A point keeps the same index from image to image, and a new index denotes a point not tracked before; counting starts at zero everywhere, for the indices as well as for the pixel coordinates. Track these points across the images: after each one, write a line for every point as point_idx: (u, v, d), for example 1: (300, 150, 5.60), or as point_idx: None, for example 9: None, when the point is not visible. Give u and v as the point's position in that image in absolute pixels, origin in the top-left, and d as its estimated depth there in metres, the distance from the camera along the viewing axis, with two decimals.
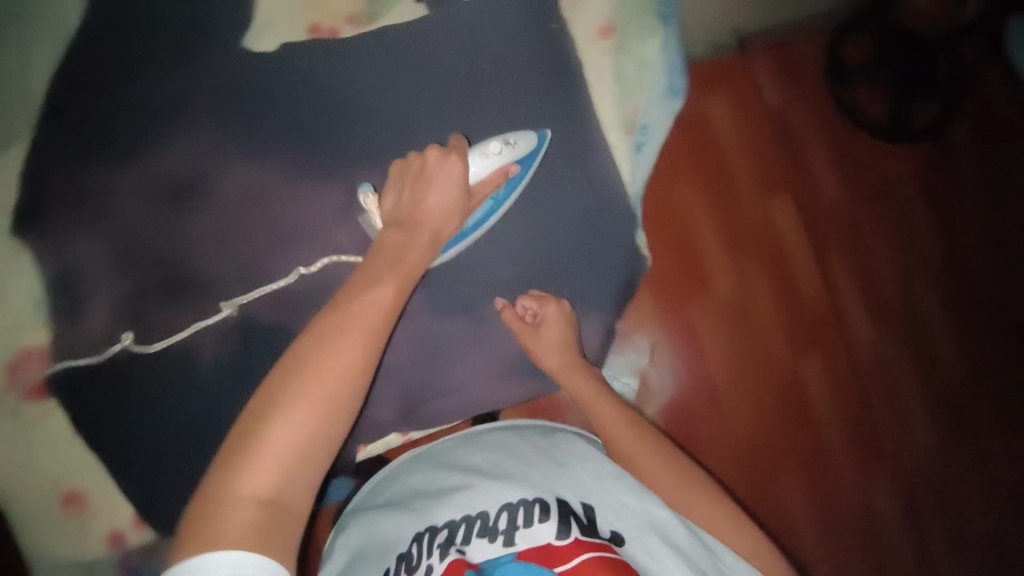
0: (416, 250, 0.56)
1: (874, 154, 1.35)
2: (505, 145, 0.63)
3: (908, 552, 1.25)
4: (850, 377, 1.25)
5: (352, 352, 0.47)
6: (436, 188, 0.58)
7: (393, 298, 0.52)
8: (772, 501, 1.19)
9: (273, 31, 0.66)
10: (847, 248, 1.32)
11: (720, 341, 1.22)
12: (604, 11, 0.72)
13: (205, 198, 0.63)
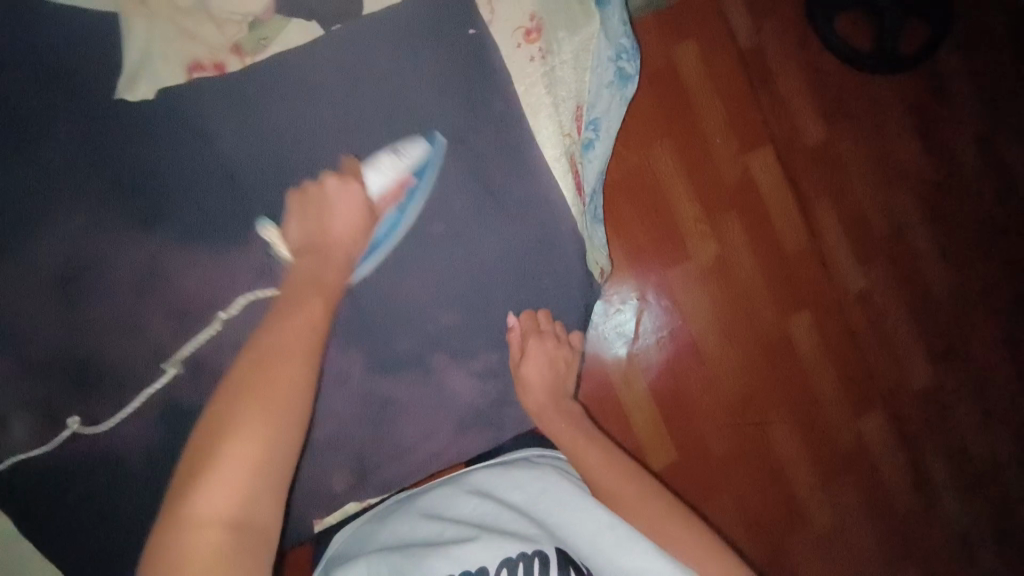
0: (328, 267, 0.52)
1: (832, 107, 1.34)
2: (393, 153, 0.60)
3: (910, 487, 1.31)
4: (837, 324, 1.31)
5: (300, 354, 0.43)
6: (340, 215, 0.56)
7: (322, 308, 0.47)
8: (766, 446, 1.27)
9: (149, 77, 0.58)
10: (818, 199, 1.34)
11: (704, 309, 1.27)
12: (531, 8, 0.62)
13: (98, 282, 0.58)
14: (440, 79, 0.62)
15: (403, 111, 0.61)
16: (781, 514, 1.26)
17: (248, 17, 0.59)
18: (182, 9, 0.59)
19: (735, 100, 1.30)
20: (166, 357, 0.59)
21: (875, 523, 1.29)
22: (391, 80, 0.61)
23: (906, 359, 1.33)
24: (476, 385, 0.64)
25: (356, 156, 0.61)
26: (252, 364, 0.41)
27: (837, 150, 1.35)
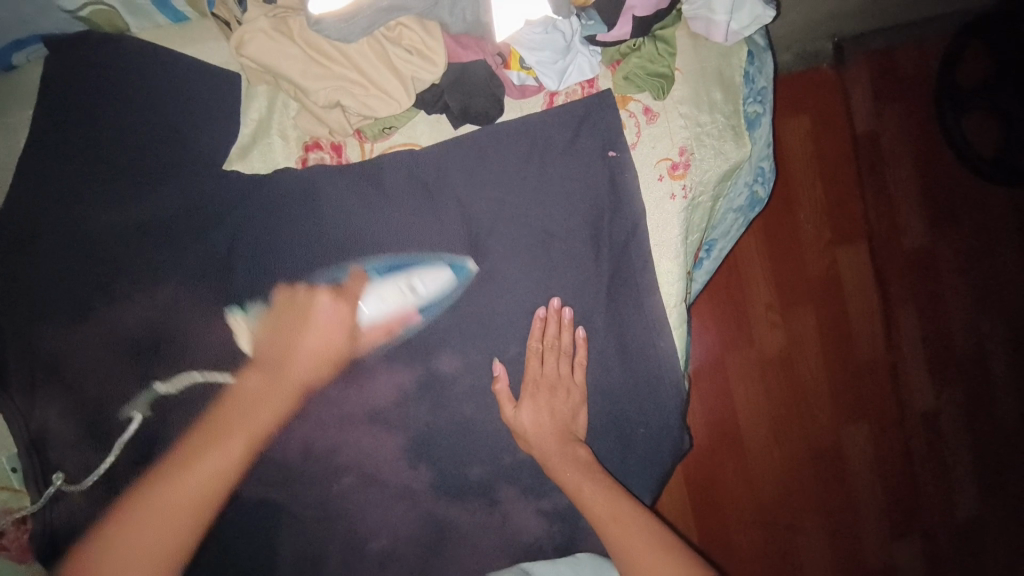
0: (277, 393, 0.54)
1: (937, 209, 1.14)
2: (409, 291, 0.56)
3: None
4: (900, 452, 1.17)
5: (174, 534, 0.47)
6: (310, 337, 0.54)
7: (240, 455, 0.53)
8: (794, 561, 1.16)
9: (263, 151, 0.55)
10: (902, 306, 1.16)
11: (757, 396, 1.17)
12: (682, 139, 0.55)
13: (172, 353, 0.55)
14: (568, 199, 0.56)
15: (520, 228, 0.57)
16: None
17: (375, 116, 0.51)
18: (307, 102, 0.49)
19: (838, 190, 1.16)
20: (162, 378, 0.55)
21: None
22: (514, 192, 0.56)
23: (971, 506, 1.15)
24: (543, 525, 0.59)
25: (364, 268, 0.55)
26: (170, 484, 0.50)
27: (932, 263, 1.14)
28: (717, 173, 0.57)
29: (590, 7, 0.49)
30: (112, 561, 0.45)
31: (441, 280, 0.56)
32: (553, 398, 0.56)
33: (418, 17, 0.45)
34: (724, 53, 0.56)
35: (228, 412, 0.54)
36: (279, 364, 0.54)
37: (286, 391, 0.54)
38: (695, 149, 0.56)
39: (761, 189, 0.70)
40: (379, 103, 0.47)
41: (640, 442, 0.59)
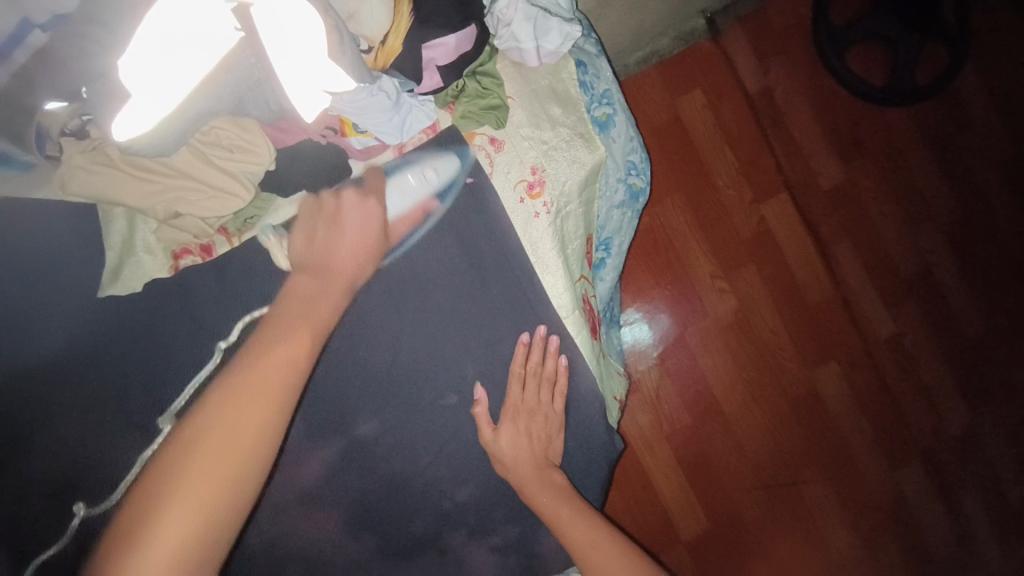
0: (321, 291, 0.46)
1: (846, 146, 1.28)
2: (418, 180, 0.57)
3: (955, 540, 1.26)
4: (871, 377, 1.27)
5: (273, 389, 0.39)
6: (352, 225, 0.51)
7: (310, 346, 0.42)
8: (803, 506, 1.24)
9: (132, 268, 0.56)
10: (836, 244, 1.28)
11: (729, 359, 1.25)
12: (531, 160, 0.58)
13: (95, 486, 0.54)
14: (441, 237, 0.58)
15: (406, 282, 0.58)
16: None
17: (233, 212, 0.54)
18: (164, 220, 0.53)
19: (746, 153, 1.25)
20: (128, 453, 0.55)
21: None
22: (387, 245, 0.57)
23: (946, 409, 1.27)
24: (499, 560, 0.60)
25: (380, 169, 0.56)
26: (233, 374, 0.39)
27: (853, 195, 1.28)
28: (579, 190, 0.59)
29: (391, 69, 0.52)
30: (242, 391, 0.38)
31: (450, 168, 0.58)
32: (532, 422, 0.59)
33: (229, 117, 0.50)
34: (553, 79, 0.59)
35: (284, 307, 0.44)
36: (322, 260, 0.48)
37: (339, 290, 0.47)
38: (552, 167, 0.58)
39: (640, 178, 0.72)
40: (224, 203, 0.53)
41: (572, 449, 0.62)
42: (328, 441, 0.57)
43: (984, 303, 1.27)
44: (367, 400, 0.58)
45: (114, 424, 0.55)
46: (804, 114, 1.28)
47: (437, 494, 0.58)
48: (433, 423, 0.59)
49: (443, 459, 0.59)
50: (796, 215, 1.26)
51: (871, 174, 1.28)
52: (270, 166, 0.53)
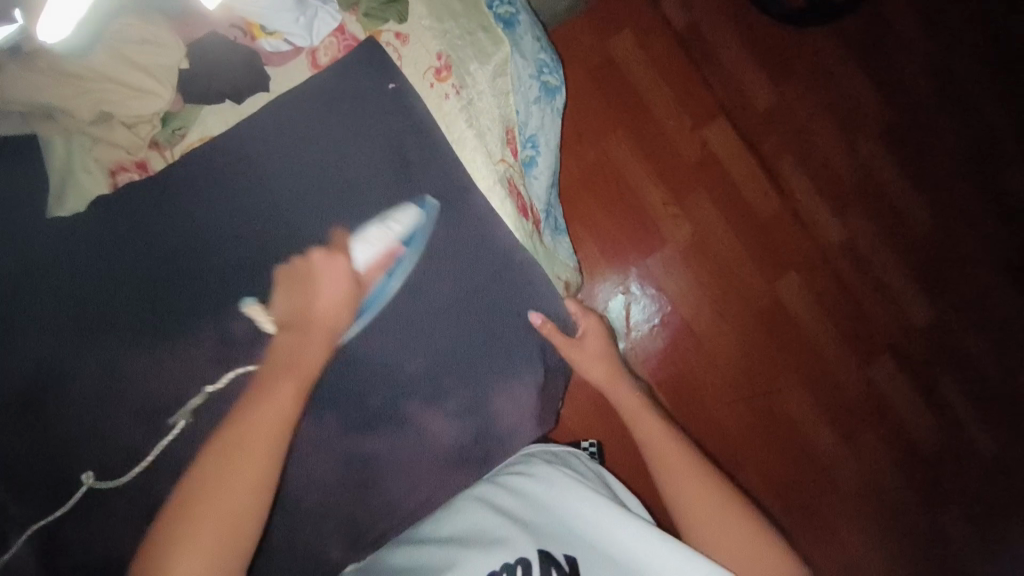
0: (310, 343, 0.52)
1: (772, 69, 1.45)
2: (382, 229, 0.61)
3: (915, 402, 1.43)
4: (828, 281, 1.44)
5: (269, 443, 0.44)
6: (325, 287, 0.56)
7: (295, 395, 0.48)
8: (774, 405, 1.40)
9: (75, 190, 0.60)
10: (777, 160, 1.44)
11: (693, 276, 1.41)
12: (436, 48, 0.62)
13: (67, 394, 0.59)
14: (364, 136, 0.62)
15: (336, 179, 0.62)
16: (800, 471, 1.39)
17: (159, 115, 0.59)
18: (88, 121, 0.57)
19: (681, 83, 1.41)
20: (94, 357, 0.59)
21: (892, 455, 1.41)
22: (316, 149, 0.62)
23: (901, 298, 1.45)
24: (457, 427, 0.64)
25: (341, 226, 0.62)
26: (228, 432, 0.44)
27: (783, 114, 1.45)
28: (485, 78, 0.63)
29: None
30: (240, 442, 0.44)
31: (410, 216, 0.62)
32: (472, 288, 0.65)
33: (139, 14, 0.55)
34: None
35: (269, 363, 0.51)
36: (303, 317, 0.54)
37: (327, 336, 0.54)
38: (455, 53, 0.62)
39: (553, 77, 0.77)
40: (148, 102, 0.57)
41: (512, 321, 0.65)
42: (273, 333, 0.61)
43: (912, 191, 1.47)
44: None
45: (76, 329, 0.59)
46: (730, 43, 1.44)
47: (393, 366, 0.63)
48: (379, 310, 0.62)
49: (394, 336, 0.63)
50: (736, 141, 1.43)
51: (799, 93, 1.45)
52: (184, 66, 0.58)
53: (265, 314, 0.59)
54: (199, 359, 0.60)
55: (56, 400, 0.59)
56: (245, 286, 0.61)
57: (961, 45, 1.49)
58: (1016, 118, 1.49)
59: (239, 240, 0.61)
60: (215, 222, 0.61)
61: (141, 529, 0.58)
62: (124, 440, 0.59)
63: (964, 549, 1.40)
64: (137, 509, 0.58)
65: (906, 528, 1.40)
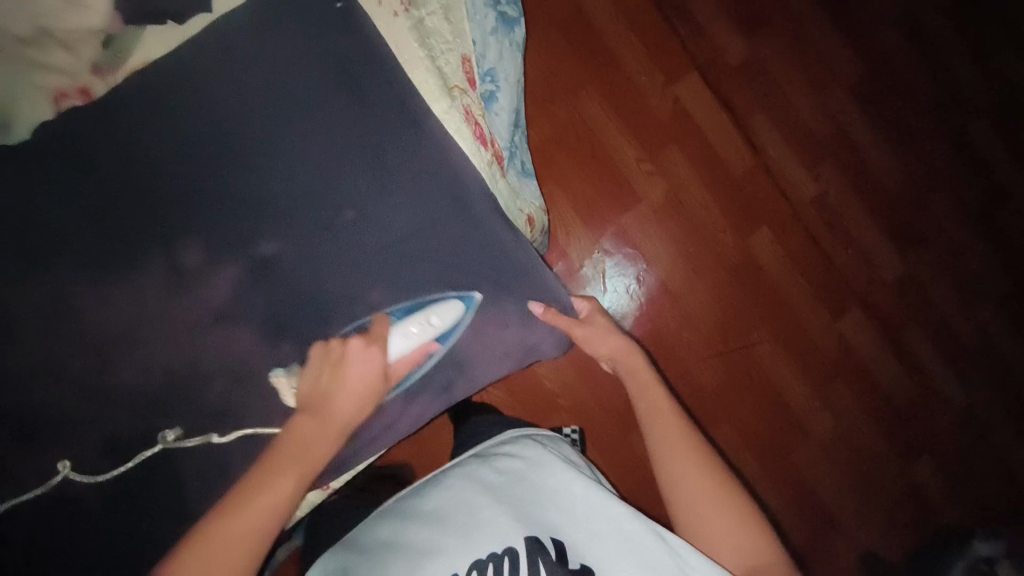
0: (324, 438, 0.55)
1: (744, 26, 1.41)
2: (425, 325, 0.62)
3: (896, 362, 1.41)
4: (802, 239, 1.39)
5: (257, 531, 0.47)
6: (355, 375, 0.58)
7: (297, 488, 0.51)
8: (755, 366, 1.35)
9: (14, 117, 0.57)
10: (751, 117, 1.40)
11: (671, 237, 1.35)
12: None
13: (14, 330, 0.57)
14: (314, 59, 0.61)
15: (284, 104, 0.60)
16: (782, 431, 1.36)
17: (98, 32, 0.58)
18: (24, 39, 0.56)
19: (652, 39, 1.36)
20: (38, 293, 0.57)
21: (872, 415, 1.39)
22: (262, 73, 0.60)
23: (873, 254, 1.42)
24: (419, 357, 0.65)
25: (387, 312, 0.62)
26: (221, 519, 0.47)
27: (756, 70, 1.41)
28: None
29: None
30: (230, 528, 0.47)
31: (455, 312, 0.64)
32: (432, 216, 0.63)
33: None
34: None
35: (279, 449, 0.53)
36: (320, 409, 0.56)
37: (335, 436, 0.56)
38: None
39: (511, 10, 0.76)
40: (87, 15, 0.57)
41: (473, 249, 0.65)
42: (226, 264, 0.60)
43: (887, 148, 1.45)
44: (265, 218, 0.60)
45: (14, 267, 0.57)
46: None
47: (352, 296, 0.62)
48: (336, 238, 0.61)
49: (354, 266, 0.62)
50: (709, 97, 1.38)
51: (771, 50, 1.41)
52: None
53: (290, 388, 0.60)
54: (150, 293, 0.59)
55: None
56: (195, 216, 0.59)
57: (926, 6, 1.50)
58: (980, 76, 1.49)
59: (187, 170, 0.60)
60: (160, 152, 0.59)
61: (98, 462, 0.58)
62: (74, 378, 0.57)
63: (941, 503, 1.40)
64: (91, 444, 0.57)
65: (885, 486, 1.39)
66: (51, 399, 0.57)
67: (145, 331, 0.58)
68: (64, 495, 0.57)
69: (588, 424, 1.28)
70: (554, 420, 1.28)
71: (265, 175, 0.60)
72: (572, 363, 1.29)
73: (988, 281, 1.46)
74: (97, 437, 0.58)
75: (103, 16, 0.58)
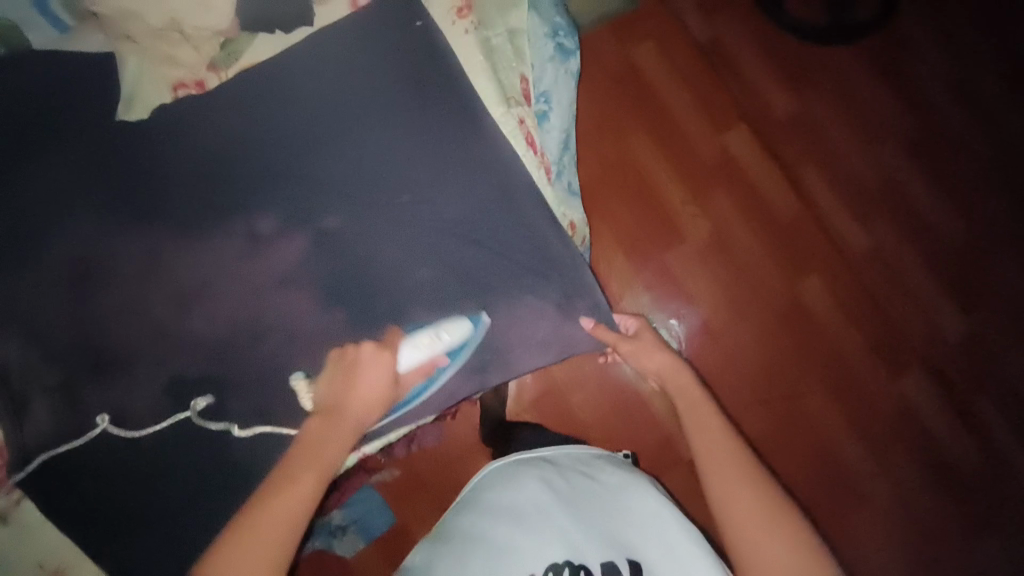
0: (337, 438, 0.56)
1: (799, 80, 1.39)
2: (436, 337, 0.67)
3: (963, 435, 1.29)
4: (857, 292, 1.32)
5: (278, 533, 0.49)
6: (367, 376, 0.62)
7: (315, 487, 0.52)
8: (799, 419, 1.27)
9: (142, 101, 0.68)
10: (803, 167, 1.37)
11: (714, 281, 1.31)
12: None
13: (112, 274, 0.66)
14: (391, 65, 0.70)
15: (361, 100, 0.69)
16: (827, 492, 1.25)
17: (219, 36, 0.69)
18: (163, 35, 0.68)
19: (703, 89, 1.37)
20: (137, 246, 0.66)
21: (933, 490, 1.26)
22: (346, 73, 0.69)
23: (936, 315, 1.32)
24: (455, 335, 0.68)
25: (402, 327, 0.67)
26: (241, 528, 0.48)
27: (809, 122, 1.38)
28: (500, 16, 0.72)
29: None
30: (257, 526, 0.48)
31: (463, 329, 0.68)
32: (480, 205, 0.70)
33: None
34: None
35: (304, 453, 0.55)
36: (333, 410, 0.59)
37: (348, 437, 0.57)
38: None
39: (570, 39, 0.78)
40: (213, 20, 0.69)
41: (515, 237, 0.70)
42: (294, 233, 0.67)
43: (956, 206, 1.37)
44: (332, 196, 0.68)
45: (122, 222, 0.67)
46: (758, 50, 1.40)
47: (402, 271, 0.68)
48: (393, 218, 0.68)
49: (405, 244, 0.68)
50: (758, 146, 1.36)
51: (826, 104, 1.39)
52: None
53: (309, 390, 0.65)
54: (227, 252, 0.66)
55: (96, 286, 0.66)
56: (273, 190, 0.68)
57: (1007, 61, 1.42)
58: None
59: (271, 152, 0.68)
60: (250, 135, 0.68)
61: (162, 399, 0.65)
62: (156, 320, 0.66)
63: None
64: (161, 379, 0.65)
65: (949, 571, 1.24)
66: (135, 337, 0.66)
67: (220, 286, 0.66)
68: (128, 424, 0.65)
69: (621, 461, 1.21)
70: None
71: (338, 160, 0.68)
72: (608, 395, 1.22)
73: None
74: (169, 374, 0.65)
75: (226, 18, 0.69)
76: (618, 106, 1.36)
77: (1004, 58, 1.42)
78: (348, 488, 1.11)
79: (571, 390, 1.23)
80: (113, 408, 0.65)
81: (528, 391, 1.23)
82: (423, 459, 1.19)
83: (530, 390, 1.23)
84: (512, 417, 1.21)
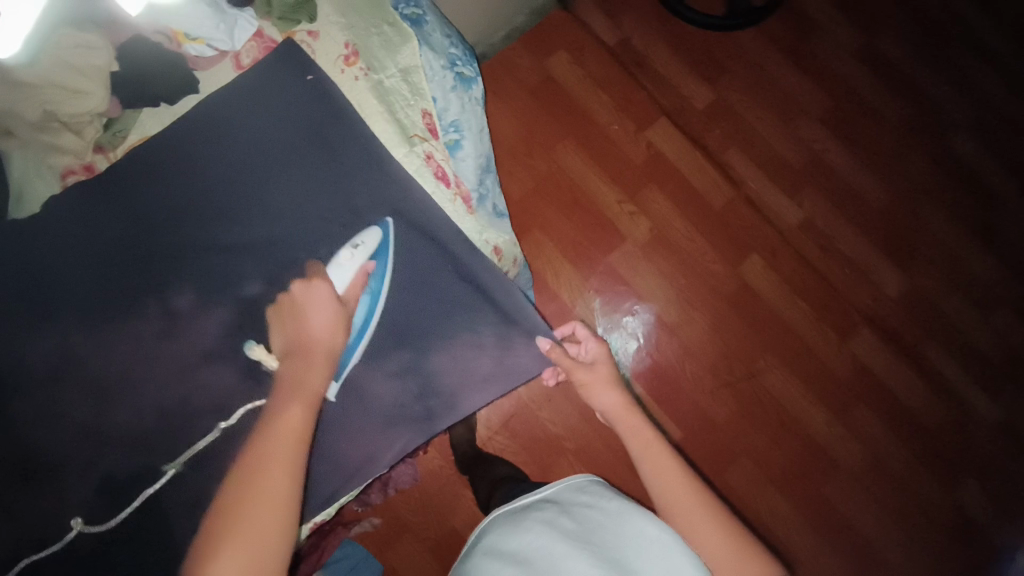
0: (309, 371, 0.58)
1: (709, 69, 1.44)
2: (355, 249, 0.67)
3: (916, 383, 1.34)
4: (795, 263, 1.36)
5: (282, 464, 0.49)
6: (312, 315, 0.61)
7: (302, 415, 0.53)
8: (762, 393, 1.30)
9: (31, 196, 0.65)
10: (726, 151, 1.41)
11: (659, 273, 1.34)
12: (344, 37, 0.70)
13: (24, 380, 0.63)
14: (289, 124, 0.70)
15: (262, 164, 0.69)
16: (799, 458, 1.28)
17: (100, 116, 0.66)
18: (36, 124, 0.63)
19: (620, 90, 1.41)
20: (47, 343, 0.63)
21: (897, 440, 1.31)
22: (244, 137, 0.69)
23: (870, 271, 1.38)
24: (397, 385, 0.68)
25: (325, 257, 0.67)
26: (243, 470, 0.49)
27: (724, 107, 1.43)
28: (388, 57, 0.71)
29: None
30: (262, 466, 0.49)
31: (377, 236, 0.69)
32: (401, 251, 0.70)
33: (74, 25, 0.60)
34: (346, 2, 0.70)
35: (275, 394, 0.56)
36: (301, 351, 0.59)
37: (320, 368, 0.58)
38: (369, 42, 0.71)
39: (467, 69, 0.77)
40: (90, 101, 0.64)
41: (440, 274, 0.71)
42: (210, 309, 0.65)
43: (871, 167, 1.43)
44: (248, 263, 0.67)
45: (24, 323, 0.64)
46: (666, 46, 1.45)
47: None
48: (312, 279, 0.67)
49: None
50: (680, 137, 1.40)
51: (739, 87, 1.44)
52: (115, 68, 0.64)
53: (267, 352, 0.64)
54: (144, 335, 0.64)
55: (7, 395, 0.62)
56: (184, 265, 0.66)
57: (893, 26, 1.51)
58: (955, 92, 1.48)
59: (176, 227, 0.67)
60: (153, 213, 0.67)
61: (95, 502, 0.62)
62: (77, 421, 0.63)
63: (987, 526, 1.29)
64: (91, 480, 0.62)
65: (926, 516, 1.29)
66: (58, 439, 0.62)
67: (141, 373, 0.63)
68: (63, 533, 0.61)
69: (598, 467, 1.21)
70: (561, 463, 1.21)
71: (249, 225, 0.67)
72: (574, 403, 1.23)
73: (1003, 288, 1.39)
74: (99, 475, 0.62)
75: (103, 101, 0.65)
76: (541, 119, 1.38)
77: (890, 25, 1.51)
78: (327, 547, 1.08)
79: (539, 405, 1.23)
80: (44, 517, 0.61)
81: (497, 413, 1.22)
82: (402, 502, 1.17)
83: (499, 413, 1.23)
84: (485, 442, 1.21)
